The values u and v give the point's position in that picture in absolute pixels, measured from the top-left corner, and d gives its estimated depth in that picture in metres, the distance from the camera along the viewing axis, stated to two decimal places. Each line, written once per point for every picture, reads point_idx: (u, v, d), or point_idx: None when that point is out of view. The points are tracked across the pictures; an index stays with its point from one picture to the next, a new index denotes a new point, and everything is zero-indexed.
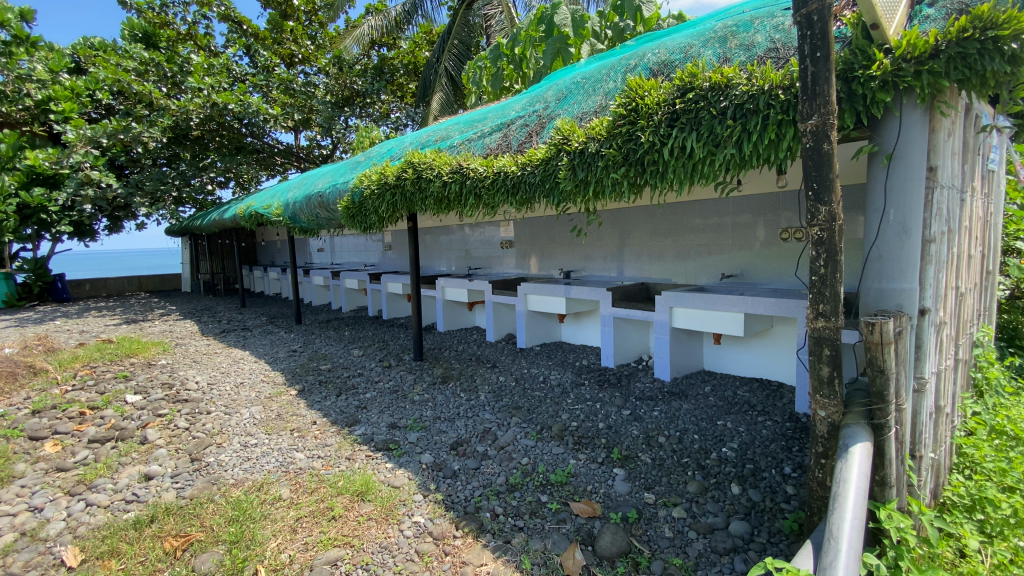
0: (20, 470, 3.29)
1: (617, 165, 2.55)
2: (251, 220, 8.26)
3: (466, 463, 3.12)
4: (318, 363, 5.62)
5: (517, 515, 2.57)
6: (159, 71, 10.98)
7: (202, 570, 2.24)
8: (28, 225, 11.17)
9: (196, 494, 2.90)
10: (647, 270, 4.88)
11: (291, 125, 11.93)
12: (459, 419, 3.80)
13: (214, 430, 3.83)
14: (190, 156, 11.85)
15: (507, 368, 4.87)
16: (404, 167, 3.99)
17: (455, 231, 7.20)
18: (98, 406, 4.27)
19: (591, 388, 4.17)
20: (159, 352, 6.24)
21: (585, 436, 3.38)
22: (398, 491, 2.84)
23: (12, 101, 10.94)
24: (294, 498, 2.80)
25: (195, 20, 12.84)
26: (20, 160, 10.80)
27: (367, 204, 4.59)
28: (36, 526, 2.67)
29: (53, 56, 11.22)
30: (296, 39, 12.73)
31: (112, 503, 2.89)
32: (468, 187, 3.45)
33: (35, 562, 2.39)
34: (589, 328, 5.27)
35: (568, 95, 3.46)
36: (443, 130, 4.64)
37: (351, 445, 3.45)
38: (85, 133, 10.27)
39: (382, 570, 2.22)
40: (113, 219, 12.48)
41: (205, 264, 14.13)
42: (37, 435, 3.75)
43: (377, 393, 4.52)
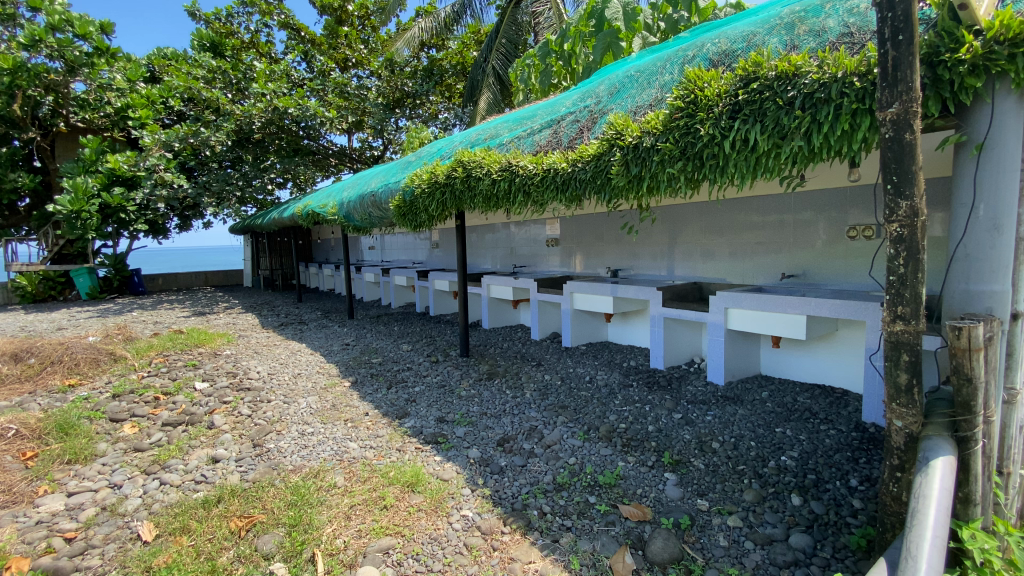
0: (102, 448, 3.57)
1: (674, 159, 2.46)
2: (307, 219, 8.60)
3: (513, 459, 3.13)
4: (369, 357, 5.79)
5: (565, 514, 2.55)
6: (225, 78, 11.68)
7: (265, 550, 2.35)
8: (108, 223, 12.11)
9: (257, 477, 3.05)
10: (699, 269, 4.72)
11: (345, 127, 12.36)
12: (505, 416, 3.82)
13: (273, 418, 4.02)
14: (252, 158, 12.46)
15: (552, 366, 4.84)
16: (453, 166, 4.03)
17: (501, 229, 7.22)
18: (171, 392, 4.58)
19: (639, 390, 4.08)
20: (224, 343, 6.63)
21: (634, 438, 3.31)
22: (447, 484, 2.88)
23: (94, 108, 12.07)
24: (348, 486, 2.90)
25: (257, 29, 13.55)
26: (101, 163, 11.77)
27: (417, 203, 4.69)
28: (116, 502, 2.88)
29: (131, 67, 12.22)
30: (350, 43, 13.20)
31: (183, 483, 3.09)
32: (517, 185, 3.44)
33: (115, 535, 2.59)
34: (637, 328, 5.17)
35: (621, 90, 3.39)
36: (493, 128, 4.64)
37: (401, 437, 3.54)
38: (160, 138, 11.23)
39: (432, 561, 2.26)
40: (183, 219, 13.38)
41: (265, 261, 14.90)
42: (117, 417, 4.05)
43: (425, 387, 4.60)
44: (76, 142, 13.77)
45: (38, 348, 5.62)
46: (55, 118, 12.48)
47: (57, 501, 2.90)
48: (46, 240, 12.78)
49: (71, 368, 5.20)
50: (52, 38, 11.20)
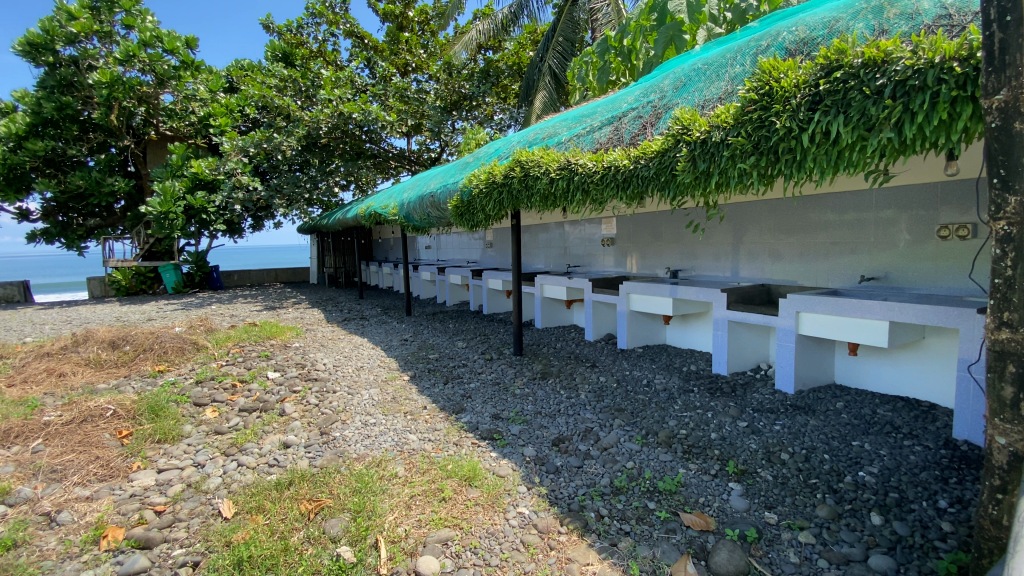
0: (187, 430, 3.88)
1: (745, 154, 2.35)
2: (369, 219, 8.94)
3: (568, 460, 3.10)
4: (426, 352, 5.95)
5: (623, 518, 2.50)
6: (295, 86, 12.36)
7: (332, 534, 2.46)
8: (192, 223, 13.13)
9: (324, 464, 3.20)
10: (767, 270, 4.49)
11: (405, 130, 12.77)
12: (560, 416, 3.80)
13: (338, 407, 4.22)
14: (318, 161, 13.11)
15: (607, 368, 4.76)
16: (511, 166, 4.05)
17: (555, 229, 7.19)
18: (246, 380, 4.91)
19: (701, 396, 3.94)
20: (293, 335, 7.02)
21: (696, 445, 3.20)
22: (503, 480, 2.90)
23: (181, 117, 13.16)
24: (408, 476, 2.99)
25: (324, 38, 14.27)
26: (186, 168, 12.84)
27: (475, 203, 4.76)
28: (199, 480, 3.12)
29: (212, 78, 13.25)
30: (410, 48, 13.61)
31: (258, 466, 3.30)
32: (575, 183, 3.40)
33: (199, 510, 2.80)
34: (698, 332, 4.99)
35: (686, 83, 3.29)
36: (551, 127, 4.63)
37: (458, 432, 3.60)
38: (238, 144, 12.15)
39: (490, 556, 2.28)
40: (256, 219, 14.31)
41: (329, 260, 15.65)
42: (200, 401, 4.39)
43: (480, 383, 4.67)
44: (164, 149, 15.01)
45: (133, 336, 6.20)
46: (147, 127, 13.69)
47: (148, 476, 3.19)
48: (138, 239, 14.06)
49: (160, 355, 5.69)
50: (144, 53, 12.34)
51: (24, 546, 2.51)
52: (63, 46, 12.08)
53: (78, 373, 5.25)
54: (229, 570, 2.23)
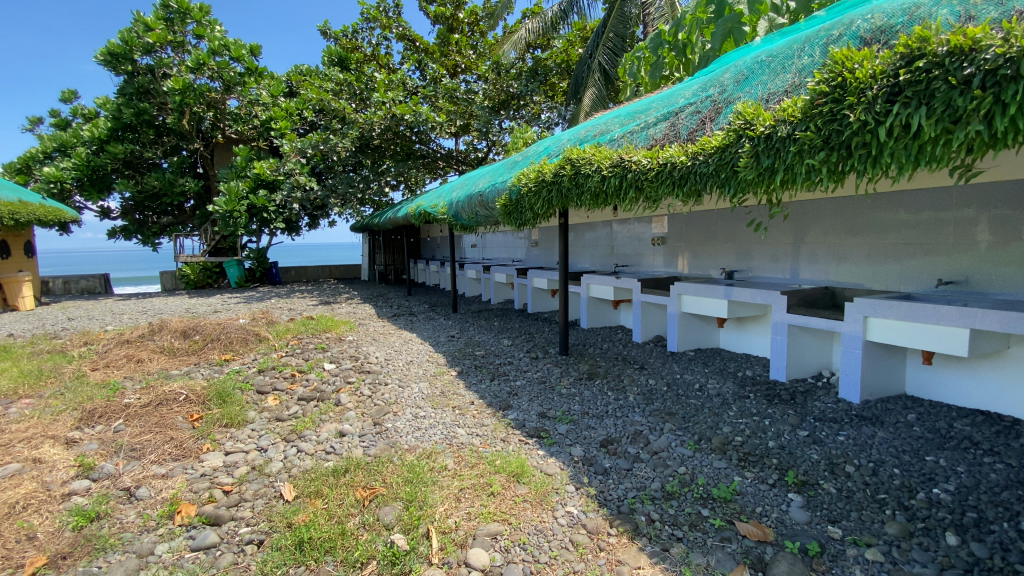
0: (251, 416, 4.11)
1: (815, 149, 2.24)
2: (418, 217, 9.14)
3: (617, 462, 3.06)
4: (473, 349, 6.03)
5: (675, 524, 2.44)
6: (350, 89, 12.81)
7: (386, 521, 2.54)
8: (254, 222, 13.87)
9: (378, 453, 3.31)
10: (831, 272, 4.26)
11: (454, 131, 12.94)
12: (608, 417, 3.75)
13: (389, 400, 4.35)
14: (371, 162, 13.54)
15: (656, 370, 4.66)
16: (562, 163, 4.03)
17: (602, 227, 7.10)
18: (304, 370, 5.15)
19: (757, 402, 3.78)
20: (347, 329, 7.30)
21: (752, 453, 3.08)
22: (551, 478, 2.89)
23: (245, 121, 13.92)
24: (458, 469, 3.04)
25: (378, 42, 14.72)
26: (249, 169, 13.62)
27: (523, 201, 4.76)
28: (263, 464, 3.30)
29: (274, 83, 13.94)
30: (460, 50, 13.81)
31: (316, 452, 3.45)
32: (628, 180, 3.34)
33: (262, 492, 2.96)
34: (754, 336, 4.81)
35: (749, 77, 3.16)
36: (603, 124, 4.57)
37: (505, 428, 3.63)
38: (297, 146, 12.74)
39: (539, 552, 2.29)
40: (312, 217, 14.97)
41: (380, 257, 16.16)
42: (263, 389, 4.64)
43: (527, 381, 4.69)
44: (230, 151, 15.92)
45: (201, 326, 6.62)
46: (214, 130, 14.56)
47: (217, 458, 3.40)
48: (206, 236, 15.01)
49: (227, 345, 6.06)
50: (213, 61, 13.18)
51: (107, 518, 2.73)
52: (141, 56, 13.03)
53: (153, 359, 5.66)
54: (291, 550, 2.35)
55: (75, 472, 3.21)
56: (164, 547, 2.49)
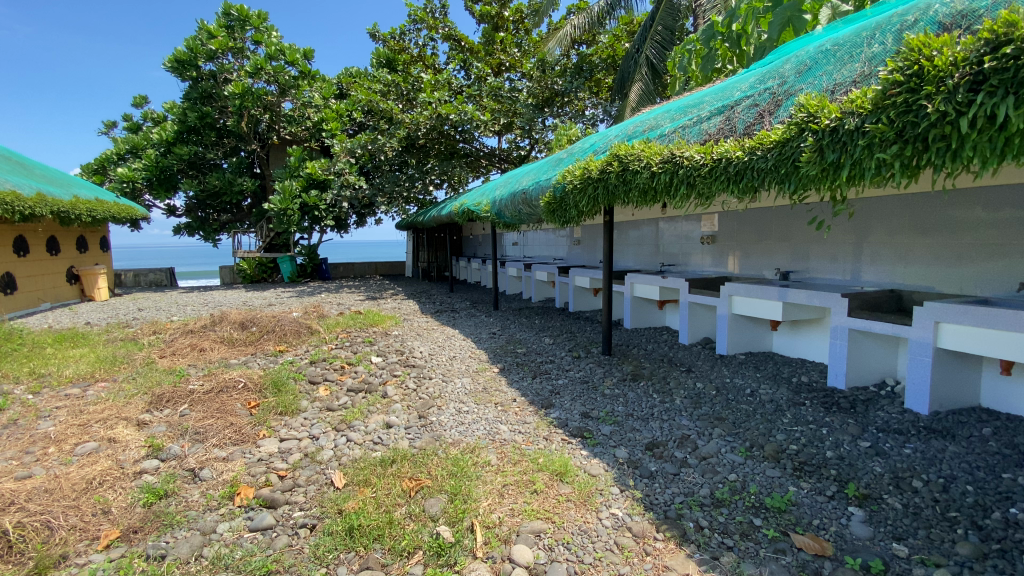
0: (304, 405, 4.29)
1: (886, 142, 2.11)
2: (462, 215, 9.24)
3: (664, 466, 2.99)
4: (515, 346, 6.05)
5: (725, 532, 2.36)
6: (398, 90, 13.10)
7: (431, 512, 2.59)
8: (306, 219, 14.44)
9: (423, 446, 3.38)
10: (896, 273, 4.01)
11: (497, 129, 12.96)
12: (653, 420, 3.67)
13: (434, 394, 4.43)
14: (416, 161, 13.83)
15: (704, 373, 4.52)
16: (609, 160, 3.95)
17: (648, 226, 6.96)
18: (353, 363, 5.32)
19: (814, 410, 3.60)
20: (392, 324, 7.49)
21: (808, 463, 2.94)
22: (595, 479, 2.86)
23: (298, 123, 14.51)
24: (500, 465, 3.06)
25: (424, 43, 14.97)
26: (302, 169, 14.20)
27: (568, 198, 4.72)
28: (315, 451, 3.43)
29: (325, 86, 14.45)
30: (504, 48, 13.85)
31: (364, 442, 3.56)
32: (680, 177, 3.24)
33: (314, 478, 3.08)
34: (810, 340, 4.59)
35: (812, 67, 3.02)
36: (653, 119, 4.46)
37: (548, 427, 3.62)
38: (347, 146, 13.17)
39: (583, 553, 2.27)
40: (360, 215, 15.43)
41: (423, 255, 16.50)
42: (314, 379, 4.84)
43: (569, 380, 4.66)
44: (284, 151, 16.64)
45: (258, 318, 6.96)
46: (270, 132, 15.24)
47: (273, 444, 3.57)
48: (262, 232, 15.77)
49: (281, 337, 6.35)
50: (270, 66, 13.81)
51: (174, 496, 2.92)
52: (205, 62, 13.83)
53: (215, 349, 6.00)
54: (342, 535, 2.43)
55: (146, 452, 3.44)
56: (225, 526, 2.63)
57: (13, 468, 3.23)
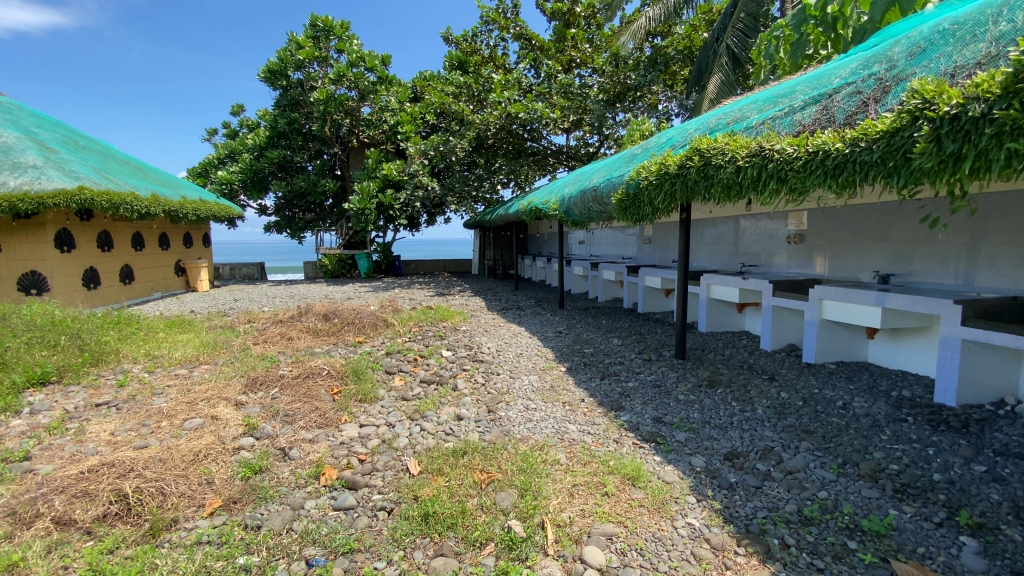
0: (381, 393, 4.50)
1: (1021, 130, 1.86)
2: (530, 214, 9.25)
3: (744, 478, 2.84)
4: (582, 346, 6.00)
5: (815, 553, 2.20)
6: (469, 92, 13.37)
7: (503, 506, 2.63)
8: (381, 219, 15.17)
9: (493, 439, 3.44)
10: (1020, 278, 3.54)
11: (566, 126, 12.83)
12: (732, 429, 3.49)
13: (502, 389, 4.49)
14: (484, 161, 14.12)
15: (789, 383, 4.23)
16: (689, 154, 3.79)
17: (726, 224, 6.63)
18: (424, 355, 5.52)
19: (917, 428, 3.26)
20: (461, 319, 7.67)
21: (911, 485, 2.67)
22: (670, 486, 2.77)
23: (376, 126, 15.23)
24: (570, 464, 3.05)
25: (496, 43, 15.16)
26: (378, 170, 14.87)
27: (642, 195, 4.58)
28: (391, 438, 3.59)
29: (401, 90, 15.04)
30: (576, 44, 13.71)
31: (436, 432, 3.69)
32: (769, 171, 3.04)
33: (391, 463, 3.23)
34: (915, 351, 4.16)
35: (926, 49, 2.74)
36: (738, 111, 4.23)
37: (618, 430, 3.56)
38: (420, 148, 13.65)
39: (657, 560, 2.21)
40: (430, 214, 15.96)
41: (490, 253, 16.78)
42: (390, 369, 5.07)
43: (640, 383, 4.53)
44: (362, 154, 17.55)
45: (339, 311, 7.40)
46: (350, 135, 16.12)
47: (354, 429, 3.79)
48: (342, 231, 16.75)
49: (360, 328, 6.71)
50: (351, 73, 14.64)
51: (267, 472, 3.18)
52: (294, 71, 14.87)
53: (301, 338, 6.46)
54: (418, 521, 2.53)
55: (243, 430, 3.76)
56: (312, 503, 2.82)
57: (134, 438, 3.66)
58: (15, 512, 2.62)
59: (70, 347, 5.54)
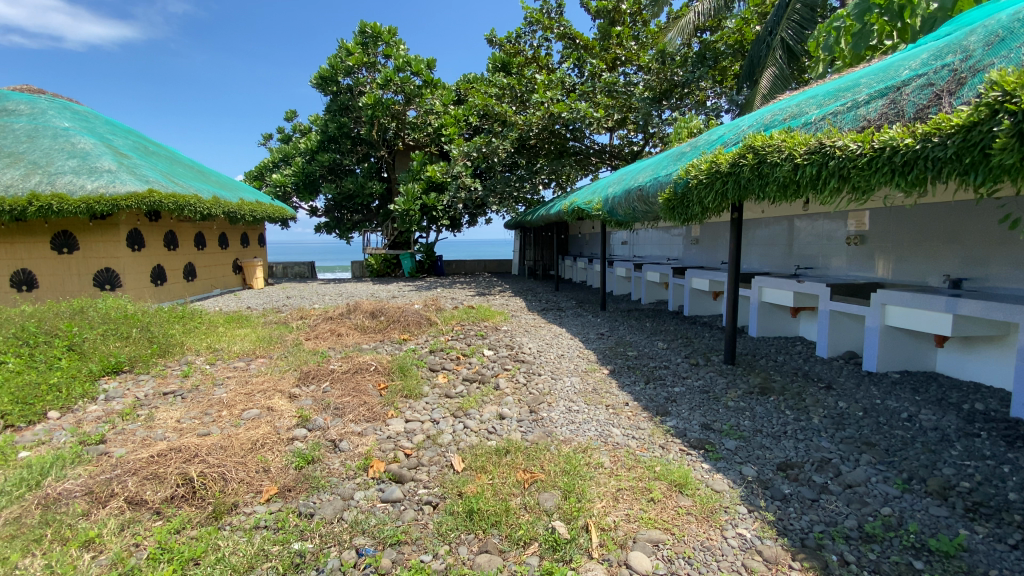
0: (426, 390, 4.60)
1: None
2: (572, 214, 9.19)
3: (799, 490, 2.71)
4: (625, 348, 5.91)
5: (877, 572, 2.08)
6: (512, 93, 13.42)
7: (546, 506, 2.63)
8: (425, 219, 15.48)
9: (536, 439, 3.45)
10: None
11: (610, 125, 12.68)
12: (785, 438, 3.34)
13: (544, 390, 4.49)
14: (526, 162, 14.18)
15: (848, 392, 4.01)
16: (742, 152, 3.66)
17: (780, 224, 6.36)
18: (467, 354, 5.59)
19: (994, 444, 3.02)
20: (502, 319, 7.73)
21: (986, 504, 2.48)
22: (719, 495, 2.69)
23: (421, 128, 15.57)
24: (614, 468, 3.01)
25: (539, 44, 15.17)
26: (423, 172, 15.16)
27: (691, 195, 4.46)
28: (435, 434, 3.67)
29: (445, 93, 15.29)
30: (621, 42, 13.52)
31: (479, 430, 3.73)
32: (830, 169, 2.90)
33: (436, 459, 3.30)
34: (989, 361, 3.86)
35: (1008, 38, 2.55)
36: (795, 106, 4.05)
37: (665, 435, 3.48)
38: (463, 150, 13.83)
39: (706, 570, 2.15)
40: (472, 215, 16.15)
41: (531, 253, 16.82)
42: (434, 367, 5.17)
43: (686, 389, 4.42)
44: (407, 156, 17.98)
45: (385, 308, 7.62)
46: (396, 138, 16.54)
47: (400, 424, 3.89)
48: (387, 231, 17.22)
49: (405, 326, 6.88)
50: (398, 77, 15.02)
51: (319, 462, 3.31)
52: (344, 77, 15.40)
53: (350, 334, 6.69)
54: (463, 517, 2.57)
55: (296, 421, 3.93)
56: (361, 495, 2.92)
57: (198, 426, 3.90)
58: (94, 491, 2.85)
59: (140, 339, 5.96)
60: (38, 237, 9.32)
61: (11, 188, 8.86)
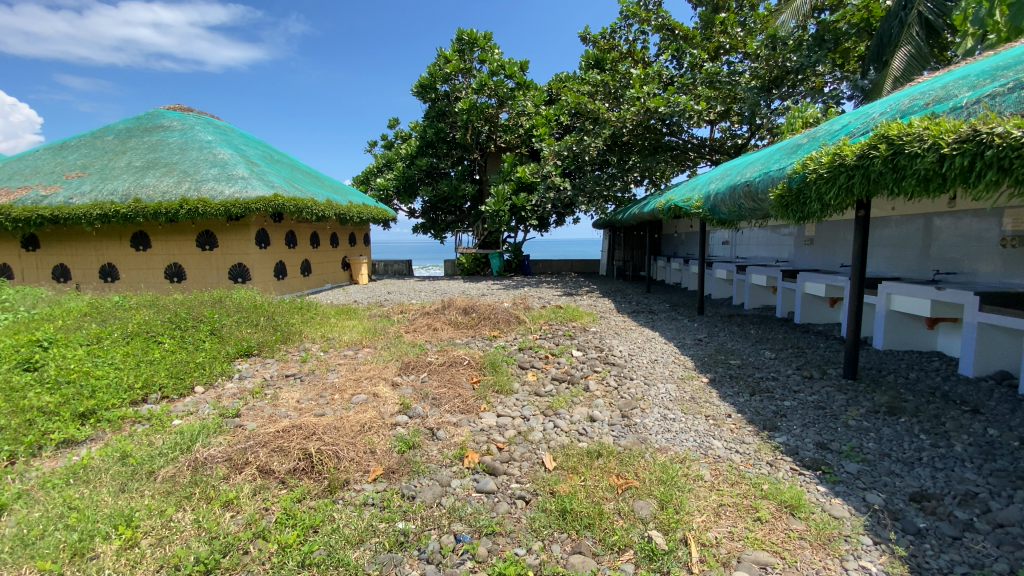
0: (516, 386, 4.69)
1: None
2: (667, 213, 8.79)
3: (938, 525, 2.39)
4: (726, 356, 5.57)
5: None
6: (606, 89, 13.13)
7: (641, 514, 2.57)
8: (514, 219, 15.74)
9: (629, 445, 3.37)
10: None
11: (712, 118, 12.00)
12: (920, 466, 2.95)
13: (637, 395, 4.37)
14: (617, 160, 13.90)
15: (1002, 418, 3.44)
16: (873, 142, 3.28)
17: (914, 223, 5.63)
18: (556, 353, 5.61)
19: None
20: (592, 320, 7.64)
21: None
22: (838, 522, 2.44)
23: (512, 130, 15.85)
24: (715, 482, 2.86)
25: (635, 38, 14.73)
26: (513, 173, 15.41)
27: (809, 190, 4.07)
28: (526, 431, 3.72)
29: (537, 94, 15.41)
30: (726, 29, 12.69)
31: (570, 430, 3.73)
32: (987, 160, 2.52)
33: (527, 455, 3.36)
34: None
35: None
36: (941, 87, 3.54)
37: (773, 452, 3.23)
38: (554, 149, 13.86)
39: None
40: (560, 215, 16.16)
41: (620, 253, 16.48)
42: (524, 364, 5.25)
43: (798, 403, 4.06)
44: (499, 158, 18.42)
45: (477, 305, 7.87)
46: (489, 141, 17.02)
47: (492, 418, 4.01)
48: (478, 231, 17.77)
49: (495, 324, 7.07)
50: (492, 81, 15.42)
51: (419, 448, 3.51)
52: (441, 84, 16.11)
53: (444, 329, 7.01)
54: (556, 516, 2.59)
55: (398, 408, 4.20)
56: (458, 483, 3.05)
57: (314, 407, 4.32)
58: (232, 458, 3.26)
59: (266, 327, 6.73)
60: (186, 235, 10.90)
61: (167, 195, 10.41)
